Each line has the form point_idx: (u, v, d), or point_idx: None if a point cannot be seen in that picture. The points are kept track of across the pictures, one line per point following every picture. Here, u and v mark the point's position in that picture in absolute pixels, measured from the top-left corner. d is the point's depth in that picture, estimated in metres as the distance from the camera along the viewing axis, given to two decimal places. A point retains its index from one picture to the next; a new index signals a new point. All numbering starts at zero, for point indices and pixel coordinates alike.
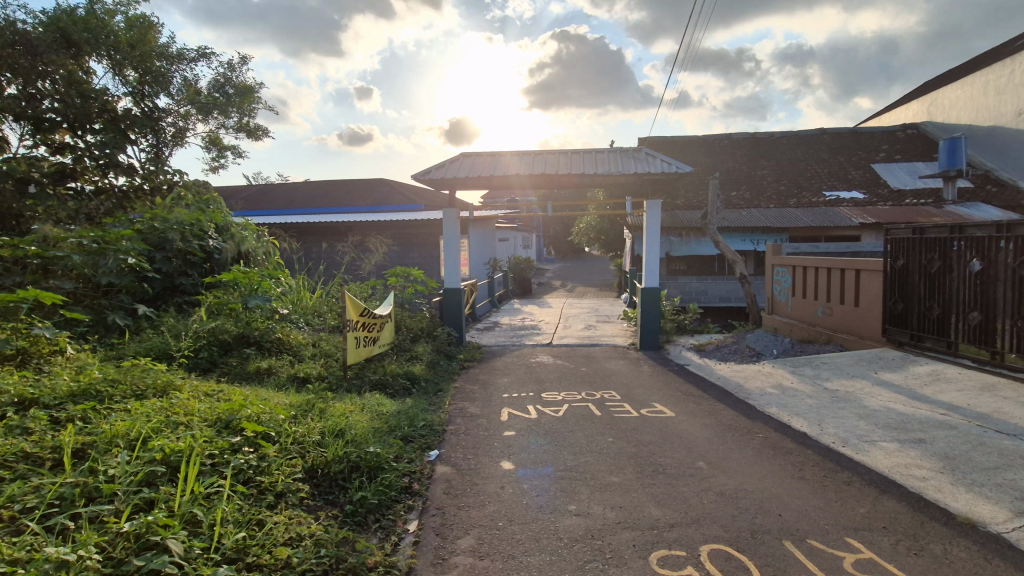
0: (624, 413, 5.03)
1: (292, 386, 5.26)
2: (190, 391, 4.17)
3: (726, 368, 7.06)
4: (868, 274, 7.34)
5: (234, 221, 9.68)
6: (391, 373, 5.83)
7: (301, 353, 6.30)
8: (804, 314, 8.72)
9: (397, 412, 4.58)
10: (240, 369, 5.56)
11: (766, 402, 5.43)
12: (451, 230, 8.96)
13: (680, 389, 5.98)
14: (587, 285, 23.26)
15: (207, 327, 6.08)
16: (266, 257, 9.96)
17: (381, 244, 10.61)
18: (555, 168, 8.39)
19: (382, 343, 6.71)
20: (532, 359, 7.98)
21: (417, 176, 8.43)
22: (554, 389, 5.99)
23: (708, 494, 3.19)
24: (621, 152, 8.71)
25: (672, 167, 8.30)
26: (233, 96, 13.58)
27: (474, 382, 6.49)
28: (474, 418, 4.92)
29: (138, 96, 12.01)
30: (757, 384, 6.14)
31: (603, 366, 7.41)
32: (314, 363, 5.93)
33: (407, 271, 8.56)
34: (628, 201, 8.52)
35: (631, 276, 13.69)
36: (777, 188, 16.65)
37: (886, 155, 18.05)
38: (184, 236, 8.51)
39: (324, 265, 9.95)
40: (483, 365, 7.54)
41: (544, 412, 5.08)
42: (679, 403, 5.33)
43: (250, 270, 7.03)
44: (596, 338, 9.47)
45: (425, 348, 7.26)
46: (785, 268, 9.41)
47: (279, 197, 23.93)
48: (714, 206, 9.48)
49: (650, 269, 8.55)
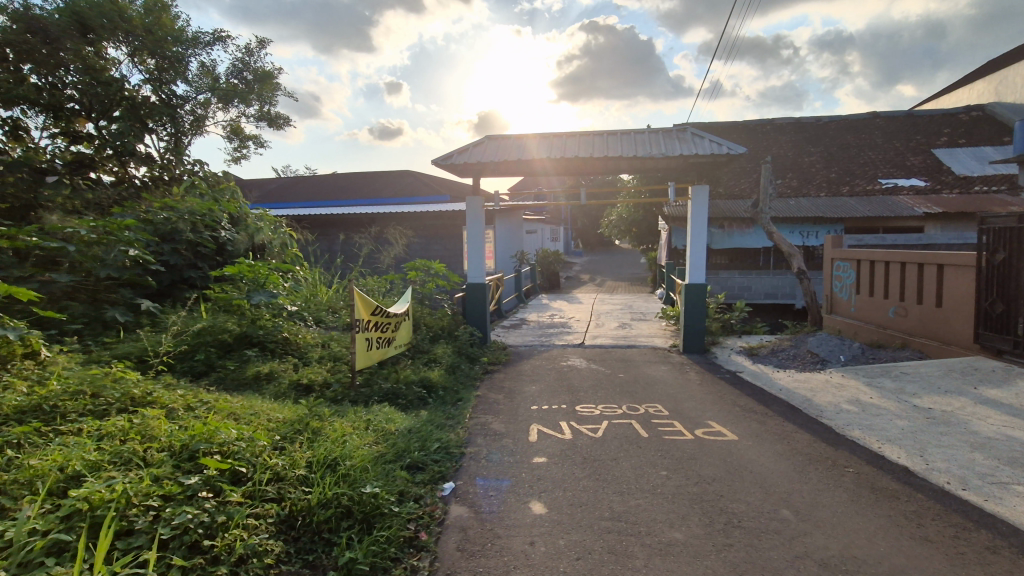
0: (675, 434, 4.25)
1: (292, 396, 4.64)
2: (167, 404, 3.59)
3: (786, 377, 6.18)
4: (955, 270, 6.36)
5: (249, 212, 9.21)
6: (404, 381, 5.15)
7: (306, 355, 5.67)
8: (871, 315, 7.73)
9: (407, 431, 3.91)
10: (237, 375, 4.99)
11: (846, 422, 4.56)
12: (475, 219, 8.23)
13: (737, 403, 5.15)
14: (619, 280, 22.34)
15: (204, 325, 5.56)
16: (282, 249, 9.44)
17: (401, 236, 9.99)
18: (590, 151, 7.53)
19: (398, 344, 6.10)
20: (563, 362, 7.22)
21: (437, 161, 7.70)
22: (589, 401, 5.23)
23: (806, 565, 2.40)
24: (663, 132, 7.78)
25: (723, 148, 7.33)
26: (252, 82, 13.17)
27: (499, 390, 5.78)
28: (498, 438, 4.22)
29: (157, 84, 11.67)
30: (827, 400, 5.25)
31: (643, 372, 6.61)
32: (319, 367, 5.30)
33: (427, 266, 7.96)
34: (672, 187, 7.59)
35: (668, 271, 12.82)
36: (827, 176, 15.40)
37: (948, 139, 16.53)
38: (193, 227, 8.05)
39: (341, 257, 9.38)
40: (509, 369, 6.83)
41: (580, 430, 4.34)
42: (740, 424, 4.50)
43: (258, 264, 6.44)
44: (632, 339, 8.66)
45: (444, 350, 6.59)
46: (848, 263, 8.39)
47: (304, 189, 23.71)
48: (766, 193, 8.47)
49: (695, 263, 7.66)
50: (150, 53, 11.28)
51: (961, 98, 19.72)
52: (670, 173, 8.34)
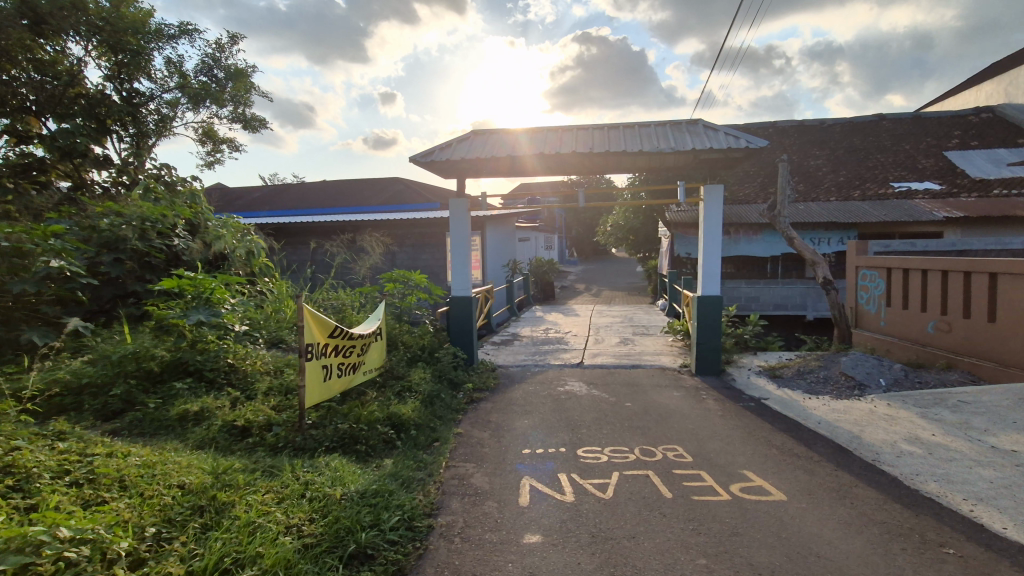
0: (707, 492, 3.32)
1: (221, 446, 3.70)
2: (26, 467, 2.67)
3: (821, 406, 5.26)
4: (1011, 280, 5.53)
5: (210, 218, 8.28)
6: (366, 419, 4.19)
7: (252, 386, 4.71)
8: (907, 330, 6.92)
9: (359, 497, 3.00)
10: (159, 415, 4.06)
11: (915, 471, 3.65)
12: (459, 224, 7.29)
13: (774, 445, 4.21)
14: (616, 290, 21.49)
15: (127, 351, 4.61)
16: (248, 259, 8.50)
17: (380, 244, 9.03)
18: (588, 146, 6.61)
19: (365, 370, 5.22)
20: (560, 387, 6.29)
21: (415, 158, 6.77)
22: (593, 441, 4.29)
23: None
24: (671, 125, 6.86)
25: (741, 141, 6.37)
26: (224, 80, 12.29)
27: (484, 425, 4.84)
28: (480, 500, 3.27)
29: (117, 82, 10.76)
30: (881, 438, 4.34)
31: (654, 398, 5.69)
32: (263, 403, 4.34)
33: (406, 277, 7.14)
34: (681, 187, 6.67)
35: (671, 280, 11.94)
36: (835, 179, 14.65)
37: (960, 141, 15.85)
38: (142, 235, 7.10)
39: (311, 268, 8.45)
40: (497, 397, 5.89)
41: (585, 488, 3.38)
42: (784, 477, 3.58)
43: (201, 275, 5.38)
44: (636, 357, 7.75)
45: (422, 375, 5.67)
46: (877, 272, 7.56)
47: (288, 197, 22.77)
48: (785, 194, 7.58)
49: (709, 272, 6.76)
50: (109, 48, 10.38)
51: (969, 100, 19.12)
52: (678, 171, 7.43)
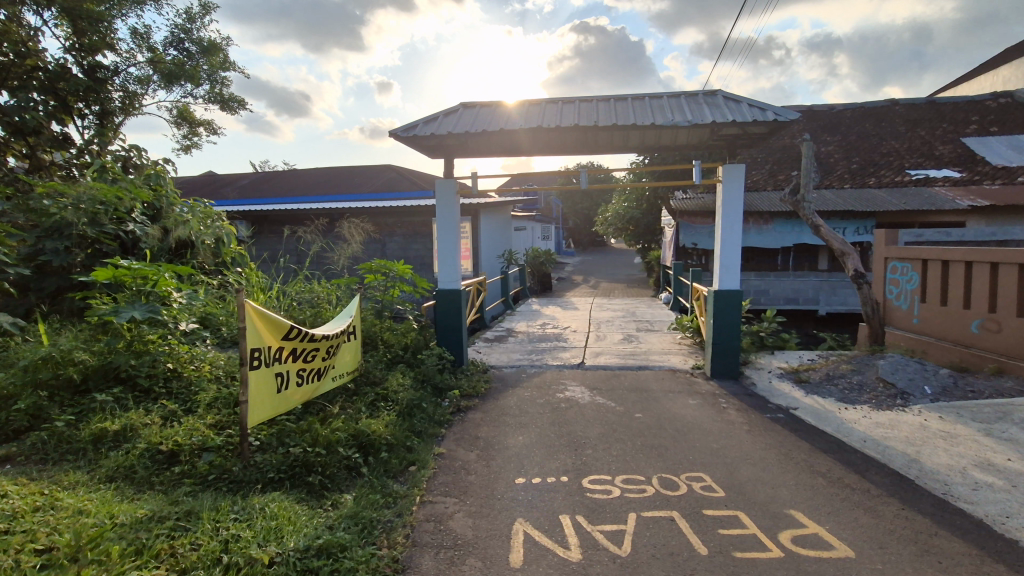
0: (754, 546, 2.60)
1: (139, 479, 2.99)
2: None
3: (862, 420, 4.55)
4: None
5: (174, 202, 7.45)
6: (325, 441, 3.45)
7: (194, 398, 3.95)
8: (946, 328, 6.21)
9: (295, 561, 2.29)
10: (68, 434, 3.31)
11: (1003, 512, 2.95)
12: (446, 208, 6.50)
13: (821, 473, 3.50)
14: (615, 282, 20.73)
15: (40, 355, 3.83)
16: (217, 247, 7.70)
17: (361, 232, 8.22)
18: (592, 119, 5.81)
19: (333, 376, 4.47)
20: (559, 393, 5.54)
21: (396, 133, 5.98)
22: (602, 467, 3.57)
23: None
24: (687, 96, 6.07)
25: (767, 114, 5.58)
26: (197, 55, 11.33)
27: (471, 443, 4.10)
28: (459, 558, 2.53)
29: (77, 55, 9.59)
30: (946, 462, 3.63)
31: (668, 408, 4.97)
32: (202, 419, 3.59)
33: (387, 268, 6.23)
34: (697, 166, 5.90)
35: (677, 273, 11.21)
36: (848, 166, 13.88)
37: (978, 128, 15.09)
38: (91, 219, 6.29)
39: (285, 256, 7.65)
40: (488, 405, 5.14)
41: (595, 539, 2.66)
42: (845, 522, 2.86)
43: (140, 264, 4.54)
44: (644, 357, 7.03)
45: (402, 381, 4.93)
46: (910, 263, 6.83)
47: (273, 185, 21.79)
48: (811, 177, 6.81)
49: (726, 265, 6.01)
50: (68, 16, 9.24)
51: (984, 85, 18.33)
52: (692, 150, 6.66)
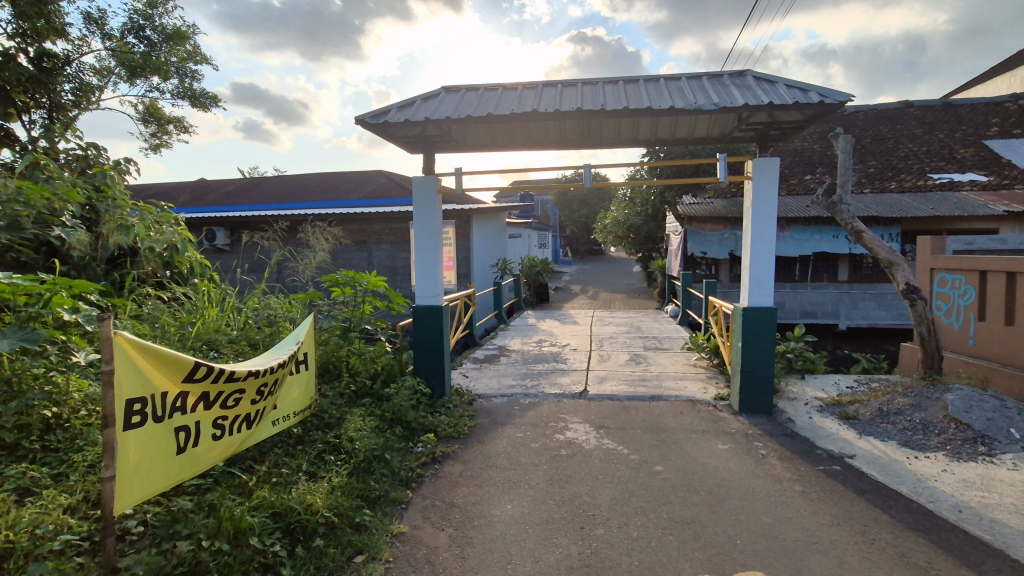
0: None
1: None
2: None
3: (945, 476, 3.59)
4: None
5: (120, 205, 6.39)
6: (232, 528, 2.48)
7: (72, 460, 2.95)
8: (1012, 352, 5.28)
9: None
10: None
11: None
12: (426, 210, 5.53)
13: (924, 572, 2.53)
14: (615, 293, 19.78)
15: None
16: (170, 255, 6.64)
17: (330, 237, 7.21)
18: (598, 103, 4.88)
19: (270, 422, 3.47)
20: (558, 433, 4.54)
21: (365, 120, 5.02)
22: (621, 562, 2.57)
23: None
24: (710, 77, 5.13)
25: (811, 95, 4.62)
26: (161, 45, 10.34)
27: (444, 513, 3.12)
28: None
29: (22, 42, 8.32)
30: None
31: (696, 458, 3.96)
32: (65, 497, 2.59)
33: (355, 280, 5.13)
34: (723, 160, 4.95)
35: (685, 284, 10.24)
36: (865, 170, 13.01)
37: (999, 130, 14.26)
38: (11, 222, 5.19)
39: (244, 266, 6.62)
40: (471, 450, 4.16)
41: None
42: None
43: (19, 277, 3.45)
44: (656, 384, 6.03)
45: (364, 423, 3.93)
46: (963, 275, 5.90)
47: (257, 191, 20.77)
48: (851, 174, 5.88)
49: (757, 278, 5.04)
50: None
51: (1001, 87, 17.54)
52: (714, 142, 5.72)
